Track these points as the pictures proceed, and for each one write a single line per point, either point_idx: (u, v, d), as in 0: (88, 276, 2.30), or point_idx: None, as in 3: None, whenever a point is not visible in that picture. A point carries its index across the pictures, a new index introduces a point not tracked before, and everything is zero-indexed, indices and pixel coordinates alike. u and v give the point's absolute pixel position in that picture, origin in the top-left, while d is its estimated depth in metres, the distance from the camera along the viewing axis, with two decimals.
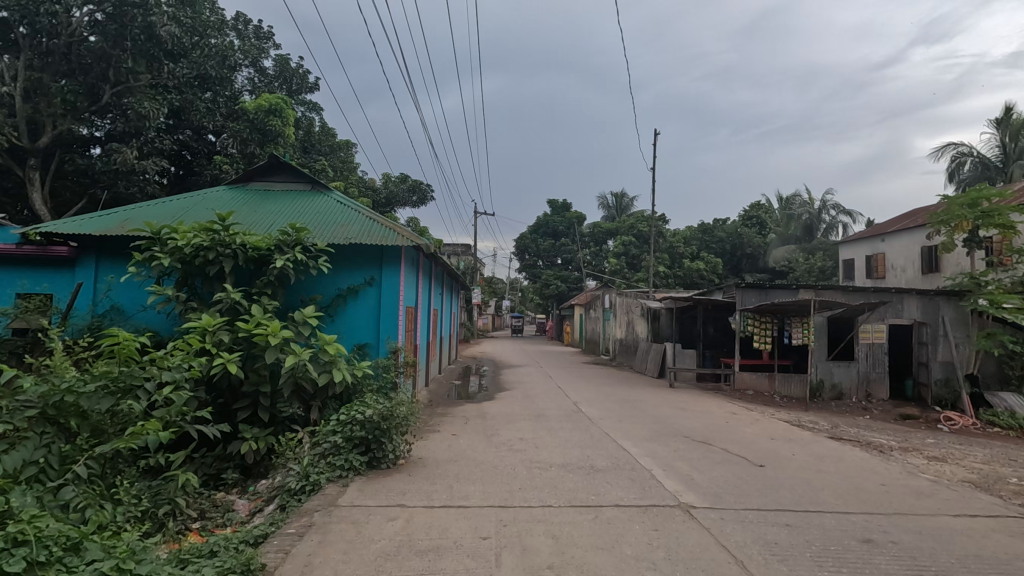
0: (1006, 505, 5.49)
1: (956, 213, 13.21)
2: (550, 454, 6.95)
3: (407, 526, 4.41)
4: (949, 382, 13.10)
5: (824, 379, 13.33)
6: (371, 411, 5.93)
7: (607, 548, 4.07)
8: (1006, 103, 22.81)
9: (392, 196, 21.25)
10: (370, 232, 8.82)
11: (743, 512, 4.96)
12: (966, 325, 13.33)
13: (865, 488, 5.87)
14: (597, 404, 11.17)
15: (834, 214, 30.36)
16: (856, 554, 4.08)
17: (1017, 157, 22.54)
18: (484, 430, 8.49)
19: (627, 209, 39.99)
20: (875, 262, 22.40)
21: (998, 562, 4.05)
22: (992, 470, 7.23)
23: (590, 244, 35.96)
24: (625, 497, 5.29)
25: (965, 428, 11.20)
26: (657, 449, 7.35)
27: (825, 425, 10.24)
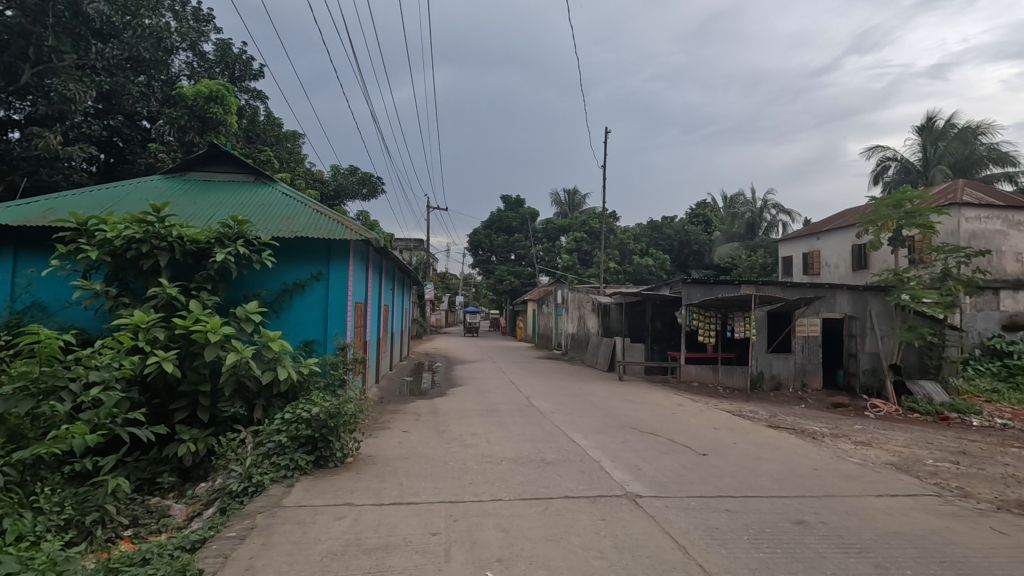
0: (923, 484, 5.93)
1: (883, 213, 14.09)
2: (502, 448, 6.98)
3: (355, 524, 4.33)
4: (876, 372, 13.96)
5: (764, 371, 13.96)
6: (318, 409, 5.77)
7: (556, 539, 4.13)
8: (928, 111, 24.46)
9: (341, 189, 20.75)
10: (317, 225, 8.57)
11: (687, 499, 5.13)
12: (891, 318, 14.23)
13: (800, 473, 6.20)
14: (549, 398, 11.30)
15: (775, 213, 31.65)
16: (789, 536, 4.30)
17: (936, 162, 24.22)
18: (436, 426, 8.45)
19: (579, 206, 40.48)
20: (812, 259, 23.58)
21: (917, 538, 4.35)
22: (911, 453, 7.78)
23: (543, 240, 36.19)
24: (574, 488, 5.39)
25: (889, 414, 12.02)
26: (606, 440, 7.51)
27: (764, 414, 10.74)
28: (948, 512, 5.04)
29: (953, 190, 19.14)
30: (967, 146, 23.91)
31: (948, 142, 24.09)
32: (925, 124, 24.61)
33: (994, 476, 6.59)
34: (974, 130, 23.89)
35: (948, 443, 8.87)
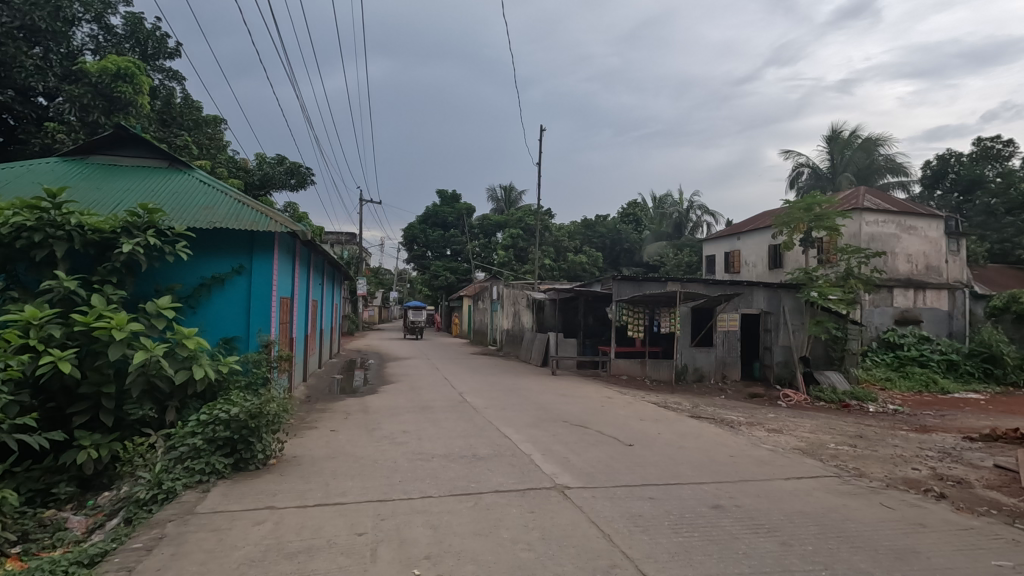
0: (824, 466, 6.44)
1: (796, 216, 15.10)
2: (433, 445, 6.92)
3: (276, 529, 4.15)
4: (788, 363, 14.98)
5: (687, 364, 14.68)
6: (237, 409, 5.47)
7: (485, 533, 4.14)
8: (836, 123, 26.47)
9: (266, 178, 19.76)
10: (238, 216, 8.11)
11: (613, 489, 5.30)
12: (801, 313, 15.27)
13: (718, 460, 6.56)
14: (482, 394, 11.33)
15: (701, 214, 33.16)
16: (707, 520, 4.54)
17: (843, 170, 26.25)
18: (365, 424, 8.25)
19: (515, 202, 40.67)
20: (733, 258, 24.95)
21: (817, 516, 4.72)
22: (816, 438, 8.42)
23: (479, 236, 36.11)
24: (505, 482, 5.43)
25: (799, 403, 12.95)
26: (537, 434, 7.62)
27: (687, 405, 11.28)
28: (845, 491, 5.50)
29: (855, 196, 20.81)
30: (868, 156, 26.11)
31: (853, 152, 26.20)
32: (833, 135, 26.65)
33: (885, 457, 7.26)
34: (874, 141, 26.12)
35: (848, 428, 9.68)
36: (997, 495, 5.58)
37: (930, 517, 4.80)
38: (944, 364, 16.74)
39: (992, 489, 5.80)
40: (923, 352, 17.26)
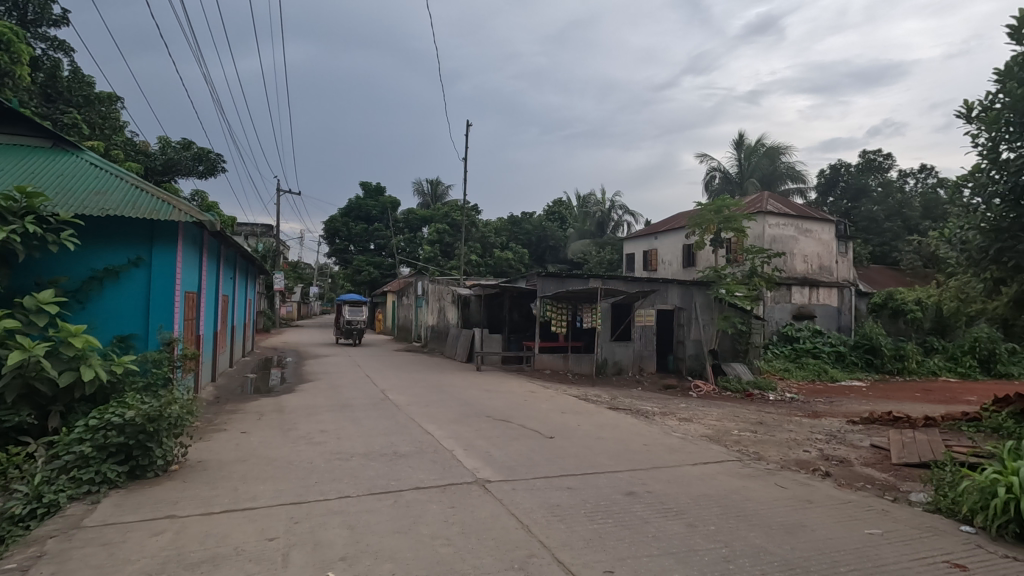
0: (728, 451, 6.92)
1: (707, 217, 16.06)
2: (352, 443, 6.75)
3: (177, 539, 3.89)
4: (699, 356, 15.94)
5: (607, 357, 15.24)
6: (132, 412, 5.03)
7: (404, 530, 4.10)
8: (743, 132, 28.43)
9: (170, 164, 18.32)
10: (135, 203, 7.48)
11: (533, 480, 5.42)
12: (710, 309, 16.28)
13: (633, 449, 6.87)
14: (405, 391, 11.17)
15: (621, 214, 34.36)
16: (620, 506, 4.75)
17: (749, 174, 28.31)
18: (280, 425, 7.89)
19: (442, 197, 40.29)
20: (650, 257, 26.17)
21: (720, 498, 5.06)
22: (721, 425, 9.03)
23: (404, 231, 35.44)
24: (426, 478, 5.40)
25: (709, 393, 13.82)
26: (460, 430, 7.61)
27: (606, 397, 11.71)
28: (745, 473, 5.95)
29: (759, 201, 22.40)
30: (773, 163, 28.12)
31: (758, 159, 28.18)
32: (740, 142, 28.60)
33: (781, 441, 7.91)
34: (777, 150, 28.25)
35: (750, 415, 10.45)
36: (872, 471, 6.24)
37: (816, 494, 5.30)
38: (833, 355, 18.44)
39: (868, 466, 6.49)
40: (816, 344, 18.91)
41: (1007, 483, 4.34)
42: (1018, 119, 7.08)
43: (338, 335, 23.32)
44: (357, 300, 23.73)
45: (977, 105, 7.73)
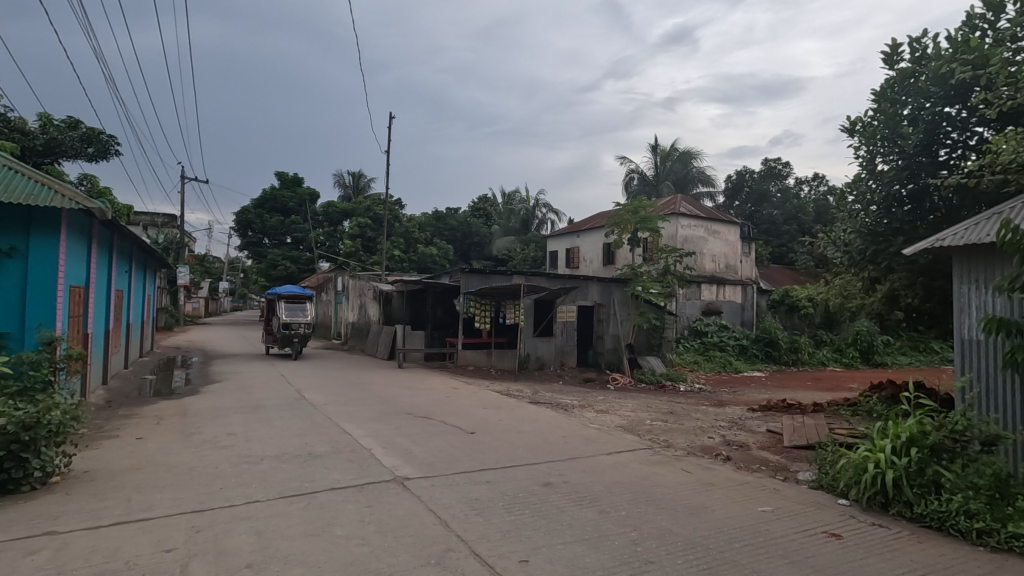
0: (640, 440, 7.27)
1: (625, 217, 16.72)
2: (262, 446, 6.42)
3: (58, 556, 3.55)
4: (616, 350, 16.61)
5: (530, 353, 15.56)
6: (4, 419, 4.51)
7: (317, 533, 3.98)
8: (659, 137, 29.83)
9: (54, 144, 16.53)
10: (9, 186, 6.70)
11: (453, 476, 5.42)
12: (628, 305, 16.97)
13: (552, 441, 7.06)
14: (322, 390, 10.79)
15: (545, 212, 34.96)
16: (538, 497, 4.86)
17: (664, 177, 29.76)
18: (183, 429, 7.36)
19: (364, 190, 39.14)
20: (573, 254, 26.91)
21: (632, 485, 5.32)
22: (635, 416, 9.47)
23: (324, 224, 34.16)
24: (342, 478, 5.26)
25: (625, 385, 14.44)
26: (380, 428, 7.46)
27: (528, 392, 11.91)
28: (655, 460, 6.29)
29: (673, 203, 23.62)
30: (685, 167, 29.71)
31: (672, 163, 29.68)
32: (656, 146, 29.99)
33: (689, 429, 8.42)
34: (690, 154, 29.86)
35: (662, 406, 11.01)
36: (767, 454, 6.80)
37: (718, 477, 5.69)
38: (736, 348, 19.84)
39: (764, 450, 7.04)
40: (722, 338, 20.23)
41: (875, 459, 4.89)
42: (890, 135, 7.95)
43: (270, 344, 16.80)
44: (297, 295, 17.22)
45: (858, 121, 8.60)
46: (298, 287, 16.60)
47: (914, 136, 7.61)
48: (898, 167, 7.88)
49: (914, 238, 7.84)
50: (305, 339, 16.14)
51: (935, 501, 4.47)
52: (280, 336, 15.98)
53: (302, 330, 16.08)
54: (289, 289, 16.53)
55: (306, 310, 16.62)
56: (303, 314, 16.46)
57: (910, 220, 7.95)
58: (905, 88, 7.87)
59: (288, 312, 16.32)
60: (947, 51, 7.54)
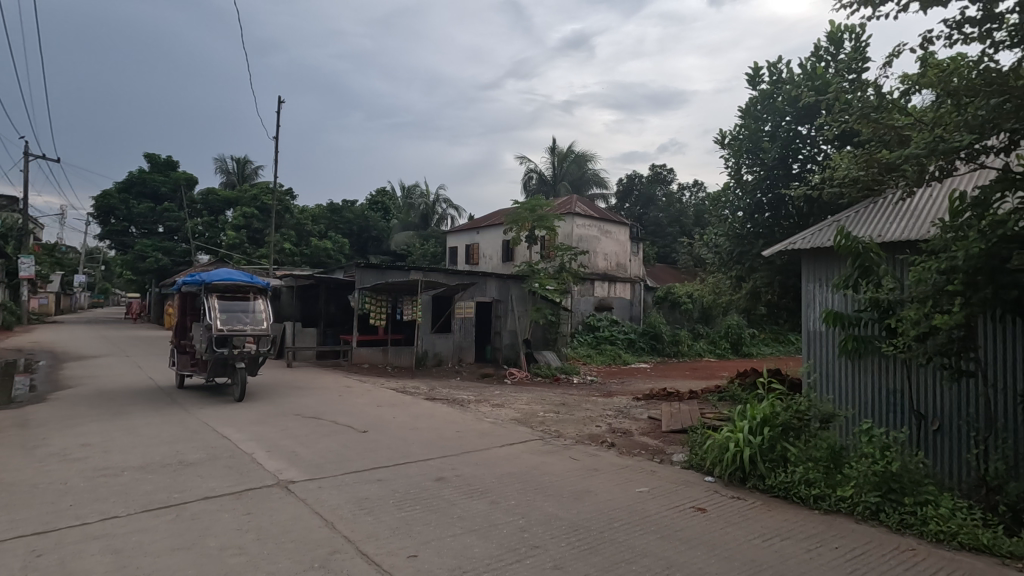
0: (532, 432, 7.51)
1: (523, 215, 17.14)
2: (124, 457, 5.80)
3: None
4: (514, 345, 16.97)
5: (428, 349, 15.48)
6: None
7: (187, 546, 3.69)
8: (556, 139, 30.82)
9: None
10: None
11: (341, 476, 5.27)
12: (525, 301, 17.34)
13: (446, 436, 7.08)
14: (199, 393, 9.94)
15: (445, 207, 34.77)
16: (430, 492, 4.87)
17: (561, 178, 30.84)
18: (23, 442, 6.44)
19: (250, 178, 36.47)
20: (472, 251, 27.07)
21: (523, 475, 5.49)
22: (529, 408, 9.77)
23: (203, 213, 31.38)
24: (217, 486, 4.91)
25: (522, 379, 14.83)
26: (263, 431, 7.03)
27: (425, 388, 11.82)
28: (545, 450, 6.54)
29: (569, 202, 24.58)
30: (581, 169, 30.98)
31: (569, 164, 30.81)
32: (554, 148, 30.96)
33: (578, 419, 8.83)
34: (585, 157, 31.17)
35: (555, 398, 11.43)
36: (647, 439, 7.32)
37: (602, 463, 6.04)
38: (625, 341, 21.05)
39: (645, 436, 7.54)
40: (612, 332, 21.35)
41: (736, 439, 5.46)
42: (753, 148, 8.90)
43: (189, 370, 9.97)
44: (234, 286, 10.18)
45: (728, 134, 9.52)
46: (240, 276, 9.78)
47: (772, 150, 8.57)
48: (759, 177, 8.82)
49: (772, 240, 8.84)
50: (257, 361, 9.54)
51: (781, 473, 5.09)
52: (209, 359, 9.25)
53: (249, 346, 9.46)
54: (223, 278, 9.68)
55: (254, 314, 9.80)
56: (250, 321, 9.64)
57: (769, 223, 8.93)
58: (767, 106, 8.81)
59: (223, 318, 9.45)
60: (799, 76, 8.56)
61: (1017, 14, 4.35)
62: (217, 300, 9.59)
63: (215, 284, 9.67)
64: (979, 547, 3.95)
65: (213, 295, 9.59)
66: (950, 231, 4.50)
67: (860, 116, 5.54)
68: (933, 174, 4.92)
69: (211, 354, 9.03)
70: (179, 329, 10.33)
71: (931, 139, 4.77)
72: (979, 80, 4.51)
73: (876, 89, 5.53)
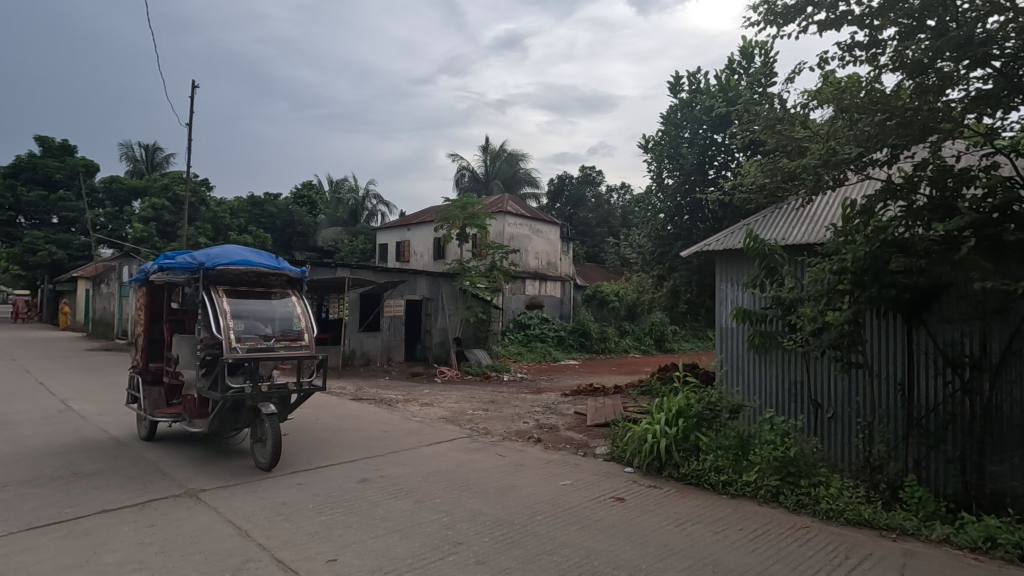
0: (460, 430, 7.52)
1: (454, 213, 17.07)
2: (6, 471, 5.24)
3: None
4: (444, 344, 16.85)
5: (355, 349, 15.09)
6: None
7: (79, 564, 3.41)
8: (489, 138, 30.89)
9: None
10: None
11: (257, 482, 5.04)
12: (456, 299, 17.26)
13: (372, 437, 6.94)
14: (98, 399, 9.14)
15: (376, 203, 33.97)
16: (352, 494, 4.76)
17: (494, 176, 30.95)
18: None
19: (160, 167, 33.92)
20: (403, 248, 26.60)
21: (448, 472, 5.49)
22: (458, 406, 9.75)
23: (106, 203, 28.81)
24: (117, 498, 4.56)
25: (453, 377, 14.76)
26: (172, 438, 6.58)
27: (351, 388, 11.49)
28: (472, 447, 6.56)
29: (501, 201, 24.74)
30: (513, 168, 31.22)
31: (501, 163, 30.96)
32: (486, 146, 31.01)
33: (507, 416, 8.92)
34: (518, 157, 31.45)
35: (485, 396, 11.48)
36: (572, 434, 7.51)
37: (527, 458, 6.14)
38: (555, 338, 21.47)
39: (570, 430, 7.74)
40: (543, 330, 21.68)
41: (653, 430, 5.73)
42: (673, 154, 9.36)
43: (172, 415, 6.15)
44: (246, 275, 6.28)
45: (650, 139, 9.96)
46: (257, 262, 6.05)
47: (690, 156, 9.06)
48: (678, 181, 9.29)
49: (690, 241, 9.34)
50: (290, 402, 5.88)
51: (694, 461, 5.40)
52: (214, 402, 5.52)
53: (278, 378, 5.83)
54: (235, 261, 5.90)
55: (288, 321, 6.05)
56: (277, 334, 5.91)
57: (687, 225, 9.41)
58: (686, 114, 9.29)
59: (237, 329, 5.71)
60: (714, 87, 9.08)
61: (896, 41, 4.85)
62: (226, 297, 5.86)
63: (219, 270, 5.86)
64: (862, 522, 4.38)
65: (217, 289, 5.88)
66: (840, 236, 4.94)
67: (766, 127, 5.95)
68: (828, 184, 5.37)
69: (221, 398, 5.30)
70: (148, 344, 6.62)
71: (826, 151, 5.21)
72: (866, 99, 4.99)
73: (781, 103, 5.95)
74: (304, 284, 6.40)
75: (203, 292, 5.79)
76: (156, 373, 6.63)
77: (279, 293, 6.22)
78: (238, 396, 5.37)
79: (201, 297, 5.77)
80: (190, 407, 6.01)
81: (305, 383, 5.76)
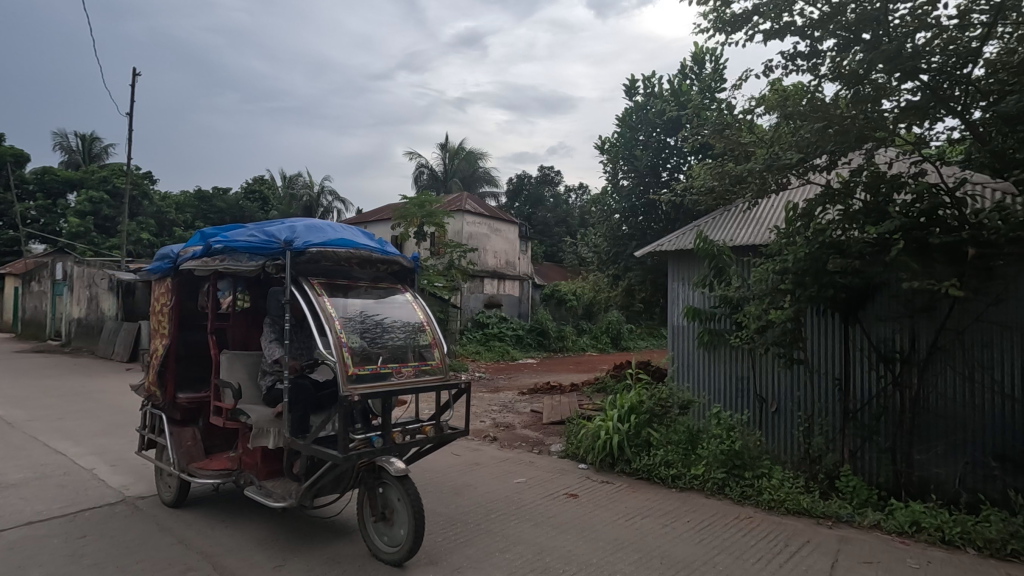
0: None
1: (411, 211, 16.86)
2: None
3: None
4: None
5: None
6: None
7: None
8: (448, 135, 30.67)
9: None
10: None
11: (201, 488, 4.85)
12: None
13: None
14: (26, 404, 8.57)
15: (331, 200, 33.18)
16: None
17: (453, 174, 30.72)
18: None
19: (99, 158, 32.10)
20: None
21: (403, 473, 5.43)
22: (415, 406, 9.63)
23: (37, 196, 27.01)
24: (46, 509, 4.29)
25: None
26: (109, 444, 6.24)
27: None
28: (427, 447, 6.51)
29: (460, 200, 24.61)
30: (472, 166, 31.08)
31: (460, 161, 30.77)
32: (445, 144, 30.77)
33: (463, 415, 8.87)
34: (477, 155, 31.34)
35: None
36: (529, 432, 7.55)
37: (483, 457, 6.14)
38: (514, 337, 21.50)
39: (527, 428, 7.77)
40: (501, 329, 21.68)
41: (607, 427, 5.83)
42: (628, 156, 9.56)
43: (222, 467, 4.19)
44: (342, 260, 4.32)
45: (605, 141, 10.13)
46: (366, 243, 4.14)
47: (644, 159, 9.27)
48: (633, 183, 9.49)
49: (644, 241, 9.53)
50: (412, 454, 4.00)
51: (644, 457, 5.53)
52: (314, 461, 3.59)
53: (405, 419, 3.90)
54: (336, 240, 3.94)
55: (409, 329, 4.16)
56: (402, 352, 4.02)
57: (642, 226, 9.60)
58: (640, 117, 9.49)
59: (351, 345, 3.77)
60: (667, 92, 9.33)
61: (835, 51, 5.09)
62: (326, 294, 3.94)
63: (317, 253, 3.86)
64: (801, 511, 4.58)
65: (310, 283, 3.95)
66: (783, 238, 5.16)
67: (715, 131, 6.16)
68: (772, 188, 5.59)
69: (342, 457, 3.36)
70: (173, 359, 4.63)
71: (769, 155, 5.44)
72: (807, 106, 5.21)
73: (729, 109, 6.18)
74: (416, 276, 4.57)
75: (290, 288, 3.85)
76: (187, 409, 4.64)
77: (384, 286, 4.36)
78: (362, 454, 3.46)
79: (287, 298, 3.78)
80: (247, 460, 4.10)
81: (445, 426, 3.86)
